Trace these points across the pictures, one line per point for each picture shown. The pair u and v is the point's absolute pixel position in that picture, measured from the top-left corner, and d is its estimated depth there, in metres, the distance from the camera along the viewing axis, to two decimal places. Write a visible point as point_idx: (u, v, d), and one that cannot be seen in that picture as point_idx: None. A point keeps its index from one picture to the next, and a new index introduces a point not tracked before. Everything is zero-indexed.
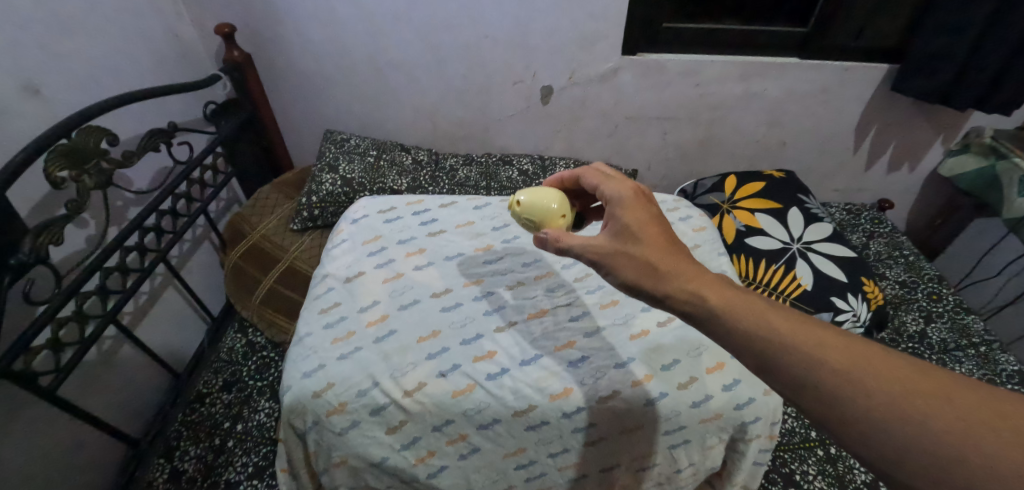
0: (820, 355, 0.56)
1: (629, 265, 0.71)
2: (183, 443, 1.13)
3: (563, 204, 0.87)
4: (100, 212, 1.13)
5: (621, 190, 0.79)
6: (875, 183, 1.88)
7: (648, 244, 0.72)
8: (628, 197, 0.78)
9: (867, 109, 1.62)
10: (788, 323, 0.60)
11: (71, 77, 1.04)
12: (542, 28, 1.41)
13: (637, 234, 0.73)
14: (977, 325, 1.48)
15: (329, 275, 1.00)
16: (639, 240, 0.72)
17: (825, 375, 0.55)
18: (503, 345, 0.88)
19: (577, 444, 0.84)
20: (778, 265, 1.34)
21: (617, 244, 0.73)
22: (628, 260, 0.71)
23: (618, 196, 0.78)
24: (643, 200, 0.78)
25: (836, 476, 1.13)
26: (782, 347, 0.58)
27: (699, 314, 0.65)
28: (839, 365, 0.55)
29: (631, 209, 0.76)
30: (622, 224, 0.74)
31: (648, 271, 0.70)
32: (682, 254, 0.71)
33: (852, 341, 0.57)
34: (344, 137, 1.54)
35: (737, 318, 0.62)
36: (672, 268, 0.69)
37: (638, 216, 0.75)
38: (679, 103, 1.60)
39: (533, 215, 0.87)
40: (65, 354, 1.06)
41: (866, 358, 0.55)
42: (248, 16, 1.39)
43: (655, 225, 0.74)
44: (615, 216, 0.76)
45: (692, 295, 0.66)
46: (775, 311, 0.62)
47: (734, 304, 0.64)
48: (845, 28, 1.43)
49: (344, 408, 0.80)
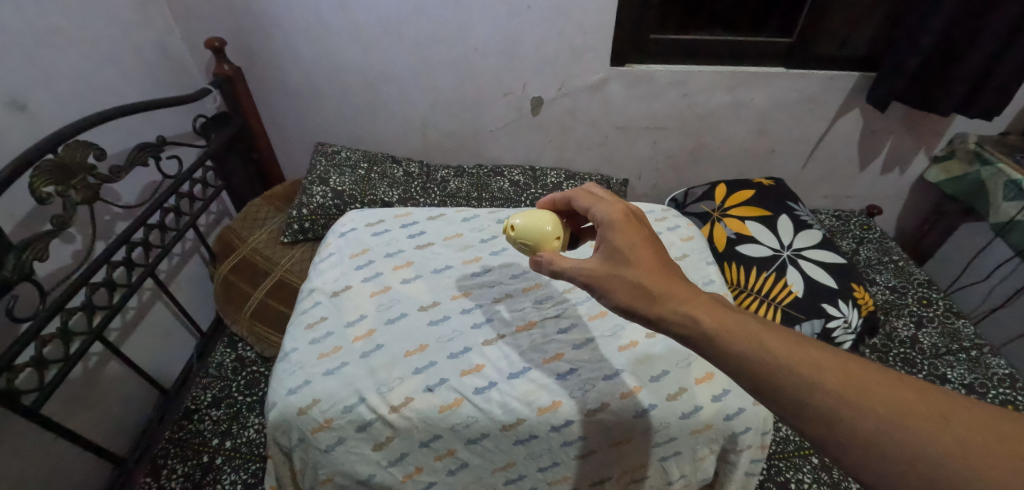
0: (815, 378, 0.56)
1: (622, 289, 0.71)
2: (170, 461, 1.11)
3: (557, 226, 0.88)
4: (86, 226, 1.12)
5: (613, 212, 0.78)
6: (863, 189, 1.90)
7: (641, 268, 0.72)
8: (619, 219, 0.77)
9: (852, 117, 1.64)
10: (781, 343, 0.60)
11: (58, 91, 1.03)
12: (531, 40, 1.43)
13: (629, 257, 0.73)
14: (967, 329, 1.49)
15: (316, 289, 1.00)
16: (631, 263, 0.72)
17: (821, 399, 0.55)
18: (490, 358, 0.88)
19: (567, 457, 0.83)
20: (769, 272, 1.34)
21: (609, 268, 0.73)
22: (619, 283, 0.72)
23: (609, 218, 0.78)
24: (632, 219, 0.77)
25: (831, 484, 1.13)
26: (778, 370, 0.58)
27: (693, 336, 0.65)
28: (836, 389, 0.55)
29: (623, 231, 0.76)
30: (614, 247, 0.74)
31: (641, 294, 0.70)
32: (672, 274, 0.71)
33: (847, 362, 0.57)
34: (335, 150, 1.54)
35: (731, 339, 0.62)
36: (665, 290, 0.69)
37: (630, 239, 0.75)
38: (667, 113, 1.62)
39: (528, 238, 0.87)
40: (50, 371, 1.04)
41: (861, 380, 0.55)
42: (237, 29, 1.39)
43: (646, 246, 0.74)
44: (607, 239, 0.76)
45: (687, 318, 0.66)
46: (768, 332, 0.62)
47: (727, 325, 0.64)
48: (829, 37, 1.46)
49: (330, 424, 0.79)
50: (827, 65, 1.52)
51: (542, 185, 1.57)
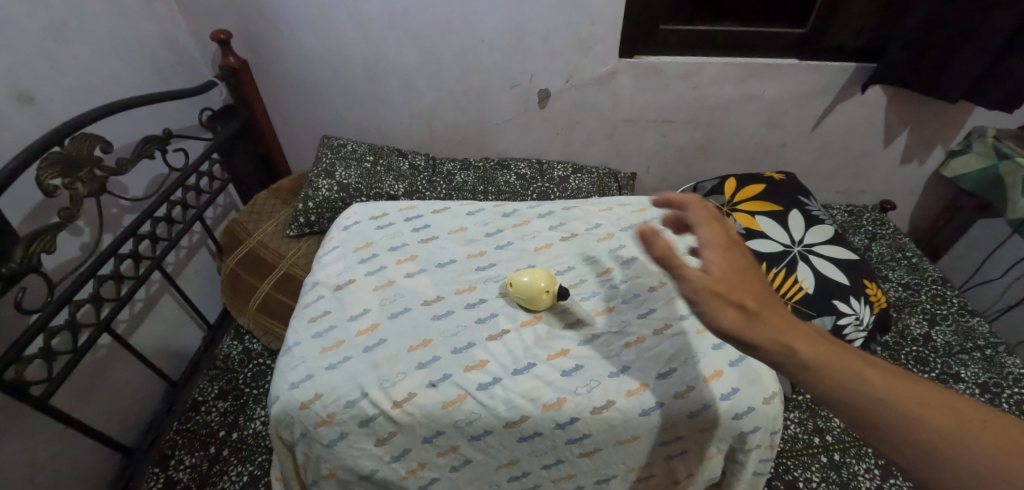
0: (938, 427, 0.50)
1: (728, 310, 0.60)
2: (178, 452, 1.12)
3: (542, 282, 0.92)
4: (94, 219, 1.13)
5: (711, 230, 0.68)
6: (877, 184, 1.87)
7: (743, 289, 0.62)
8: (718, 238, 0.67)
9: (865, 109, 1.61)
10: (891, 381, 0.54)
11: (64, 83, 1.03)
12: (539, 30, 1.40)
13: (733, 279, 0.63)
14: (982, 327, 1.46)
15: (319, 283, 0.99)
16: (734, 283, 0.63)
17: (944, 447, 0.49)
18: (495, 354, 0.87)
19: (572, 456, 0.83)
20: (779, 268, 1.33)
21: (716, 288, 0.62)
22: (727, 304, 0.61)
23: (708, 235, 0.67)
24: (728, 240, 0.66)
25: (840, 483, 1.12)
26: (894, 412, 0.52)
27: (795, 367, 0.57)
28: (961, 438, 0.49)
29: (721, 251, 0.66)
30: (717, 266, 0.64)
31: (745, 315, 0.60)
32: (772, 300, 0.63)
33: (969, 407, 0.51)
34: (341, 142, 1.53)
35: (841, 376, 0.55)
36: (768, 314, 0.61)
37: (733, 262, 0.65)
38: (677, 106, 1.59)
39: (522, 295, 0.93)
40: (58, 362, 1.05)
41: (989, 430, 0.49)
42: (243, 21, 1.39)
43: (743, 273, 0.64)
44: (709, 257, 0.65)
45: (789, 346, 0.58)
46: (871, 366, 0.56)
47: (832, 356, 0.57)
48: (843, 28, 1.42)
49: (332, 419, 0.79)
50: (841, 57, 1.49)
51: (550, 178, 1.55)
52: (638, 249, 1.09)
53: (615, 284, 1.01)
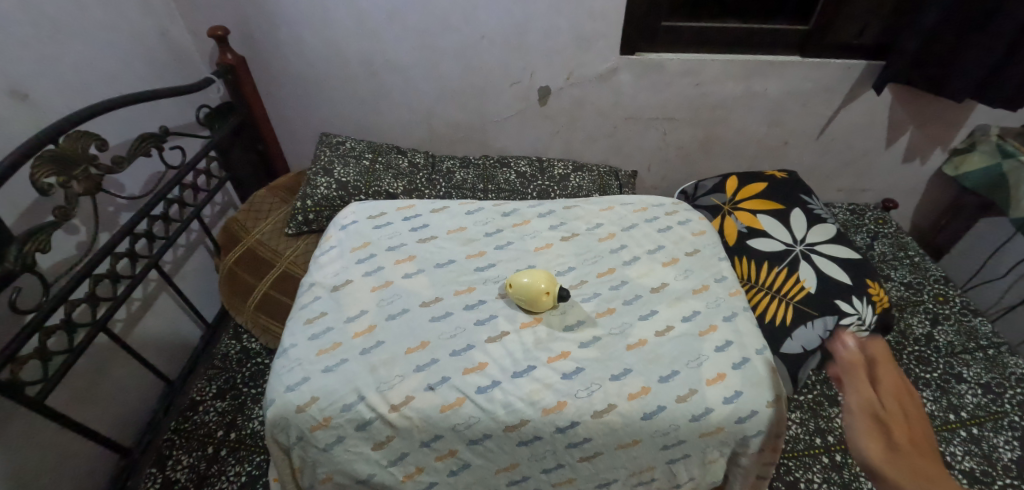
0: None
1: (880, 444, 0.67)
2: (176, 452, 1.12)
3: (542, 283, 0.91)
4: (89, 217, 1.11)
5: (886, 376, 0.74)
6: (879, 182, 1.85)
7: (903, 438, 0.67)
8: (892, 389, 0.73)
9: (868, 107, 1.60)
10: None
11: (58, 79, 1.02)
12: (540, 26, 1.39)
13: (890, 424, 0.69)
14: (985, 327, 1.45)
15: (316, 284, 0.98)
16: (891, 427, 0.68)
17: None
18: (494, 356, 0.86)
19: (572, 460, 0.82)
20: (781, 267, 1.32)
21: (873, 426, 0.69)
22: (879, 443, 0.67)
23: (880, 381, 0.73)
24: (905, 390, 0.72)
25: (842, 484, 1.11)
26: None
27: None
28: None
29: (892, 400, 0.71)
30: (879, 409, 0.70)
31: (902, 461, 0.65)
32: (936, 460, 0.66)
33: None
34: (339, 140, 1.52)
35: None
36: (929, 471, 0.65)
37: (897, 411, 0.70)
38: (678, 104, 1.58)
39: (522, 296, 0.92)
40: (54, 362, 1.04)
41: None
42: (239, 17, 1.37)
43: (912, 424, 0.69)
44: (877, 400, 0.72)
45: None
46: None
47: None
48: (847, 25, 1.41)
49: (329, 423, 0.78)
50: (844, 54, 1.48)
51: (550, 176, 1.54)
52: (639, 250, 1.08)
53: (616, 285, 1.00)
